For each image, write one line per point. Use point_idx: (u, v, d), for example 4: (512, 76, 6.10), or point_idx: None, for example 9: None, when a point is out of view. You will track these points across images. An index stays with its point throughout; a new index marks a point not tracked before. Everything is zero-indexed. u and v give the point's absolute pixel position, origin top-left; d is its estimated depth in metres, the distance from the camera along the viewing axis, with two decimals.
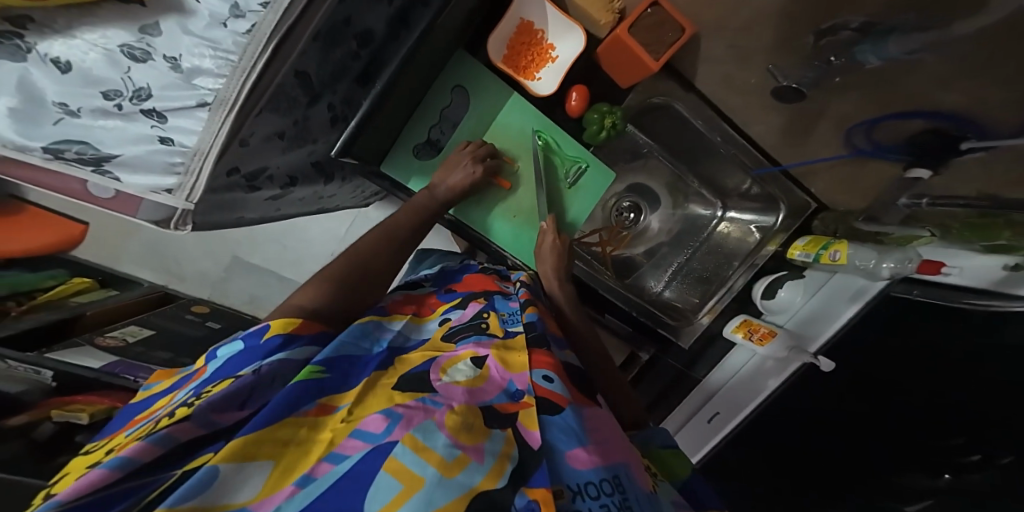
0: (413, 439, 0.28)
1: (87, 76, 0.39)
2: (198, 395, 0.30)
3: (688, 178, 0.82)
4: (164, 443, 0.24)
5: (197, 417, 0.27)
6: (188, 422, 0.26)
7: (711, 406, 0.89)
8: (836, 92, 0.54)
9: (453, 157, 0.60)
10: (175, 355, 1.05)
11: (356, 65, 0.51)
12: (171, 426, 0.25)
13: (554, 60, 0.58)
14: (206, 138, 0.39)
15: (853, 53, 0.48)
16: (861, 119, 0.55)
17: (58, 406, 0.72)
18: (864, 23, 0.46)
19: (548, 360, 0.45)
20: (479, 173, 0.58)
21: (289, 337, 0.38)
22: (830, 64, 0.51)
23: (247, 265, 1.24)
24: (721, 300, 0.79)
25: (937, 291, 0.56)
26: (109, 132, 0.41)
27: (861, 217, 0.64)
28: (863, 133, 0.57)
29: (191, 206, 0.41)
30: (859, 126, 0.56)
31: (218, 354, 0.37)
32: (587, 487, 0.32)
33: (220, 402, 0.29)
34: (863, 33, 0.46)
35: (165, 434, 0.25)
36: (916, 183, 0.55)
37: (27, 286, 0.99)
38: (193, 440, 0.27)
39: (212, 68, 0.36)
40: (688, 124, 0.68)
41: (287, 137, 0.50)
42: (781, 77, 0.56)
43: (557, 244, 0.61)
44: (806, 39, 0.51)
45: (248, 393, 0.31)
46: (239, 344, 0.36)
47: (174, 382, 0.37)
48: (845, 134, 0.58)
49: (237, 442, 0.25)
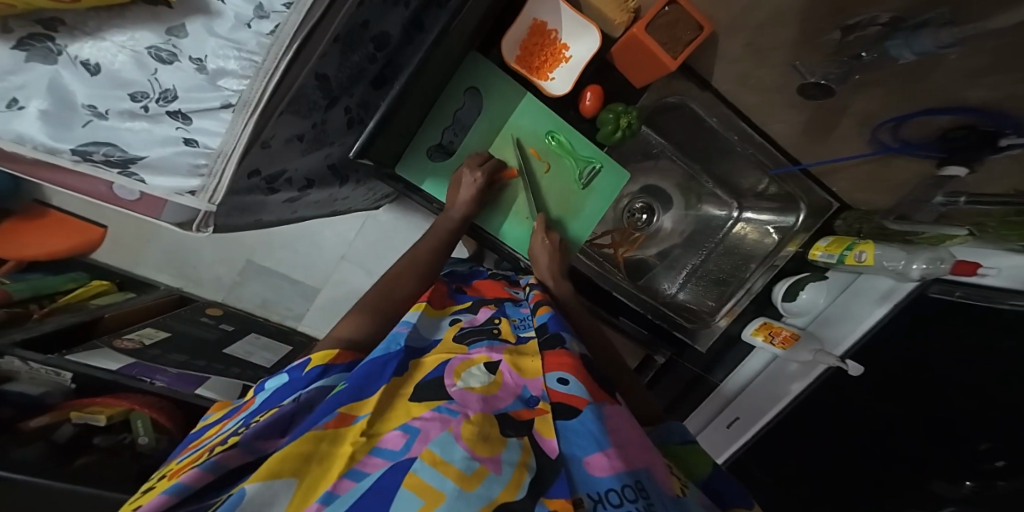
0: (432, 454, 0.29)
1: (115, 77, 0.39)
2: (247, 425, 0.33)
3: (702, 178, 0.81)
4: (214, 470, 0.27)
5: (243, 444, 0.29)
6: (235, 449, 0.29)
7: (730, 411, 0.90)
8: (858, 91, 0.52)
9: (456, 177, 0.61)
10: (191, 358, 0.98)
11: (373, 67, 0.51)
12: (222, 453, 0.28)
13: (568, 60, 0.58)
14: (229, 140, 0.39)
15: (886, 47, 0.46)
16: (886, 117, 0.54)
17: (77, 407, 0.78)
18: (893, 18, 0.43)
19: (563, 361, 0.45)
20: (479, 181, 0.58)
21: (327, 367, 0.40)
22: (858, 60, 0.49)
23: (260, 268, 1.25)
24: (739, 302, 0.79)
25: (977, 291, 0.53)
26: (136, 134, 0.42)
27: (892, 216, 0.65)
28: (890, 130, 0.55)
29: (214, 208, 0.42)
30: (885, 124, 0.55)
31: (266, 386, 0.40)
32: (609, 494, 0.31)
33: (263, 430, 0.31)
34: (892, 29, 0.44)
35: (214, 462, 0.27)
36: (952, 181, 0.54)
37: (50, 289, 1.04)
38: (239, 467, 0.29)
39: (237, 69, 0.37)
40: (703, 122, 0.67)
41: (306, 139, 0.51)
42: (808, 73, 0.54)
43: (547, 243, 0.60)
44: (831, 34, 0.48)
45: (289, 420, 0.34)
46: (286, 375, 0.40)
47: (225, 412, 0.41)
48: (870, 131, 0.57)
49: (268, 462, 0.26)
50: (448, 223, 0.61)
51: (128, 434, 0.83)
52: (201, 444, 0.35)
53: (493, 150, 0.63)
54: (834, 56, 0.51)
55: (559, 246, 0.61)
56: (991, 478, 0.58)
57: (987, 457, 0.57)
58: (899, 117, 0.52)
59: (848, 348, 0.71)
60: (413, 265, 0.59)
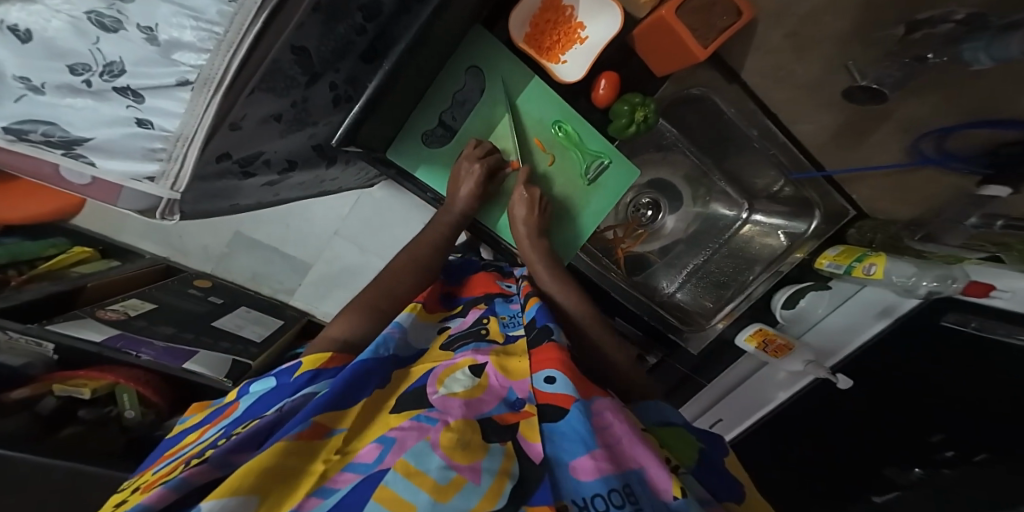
0: (405, 464, 0.27)
1: (50, 46, 0.33)
2: (227, 436, 0.31)
3: (714, 174, 0.78)
4: (180, 489, 0.24)
5: (213, 459, 0.27)
6: (206, 465, 0.26)
7: (714, 415, 0.98)
8: (913, 95, 0.49)
9: (453, 170, 0.56)
10: (180, 330, 0.94)
11: (361, 40, 0.44)
12: (189, 470, 0.25)
13: (583, 41, 0.52)
14: (189, 122, 0.34)
15: (959, 50, 0.41)
16: (935, 126, 0.50)
17: (61, 380, 0.75)
18: (971, 15, 0.40)
19: (553, 356, 0.42)
20: (478, 172, 0.54)
21: (318, 371, 0.38)
22: (922, 62, 0.45)
23: (249, 241, 1.21)
24: (738, 307, 0.77)
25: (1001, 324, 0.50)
26: (78, 112, 0.37)
27: (918, 236, 0.61)
28: (935, 140, 0.52)
29: (176, 196, 0.38)
30: (932, 134, 0.51)
31: (252, 390, 0.38)
32: (595, 500, 0.29)
33: (240, 442, 0.29)
34: (969, 28, 0.40)
35: (182, 479, 0.25)
36: (992, 201, 0.52)
37: (29, 255, 1.00)
38: (211, 482, 0.27)
39: (194, 41, 0.29)
40: (722, 115, 0.62)
41: (285, 119, 0.46)
42: (860, 75, 0.50)
43: (525, 197, 0.56)
44: (894, 30, 0.46)
45: (268, 431, 0.31)
46: (272, 380, 0.38)
47: (206, 416, 0.39)
48: (912, 139, 0.53)
49: (232, 478, 0.24)
50: (448, 217, 0.57)
51: (114, 407, 0.79)
52: (176, 455, 0.32)
53: (493, 140, 0.58)
54: (896, 55, 0.46)
55: (539, 201, 0.57)
56: (939, 467, 0.63)
57: (940, 447, 0.63)
58: (947, 128, 0.49)
59: (839, 361, 0.74)
60: (403, 258, 0.56)
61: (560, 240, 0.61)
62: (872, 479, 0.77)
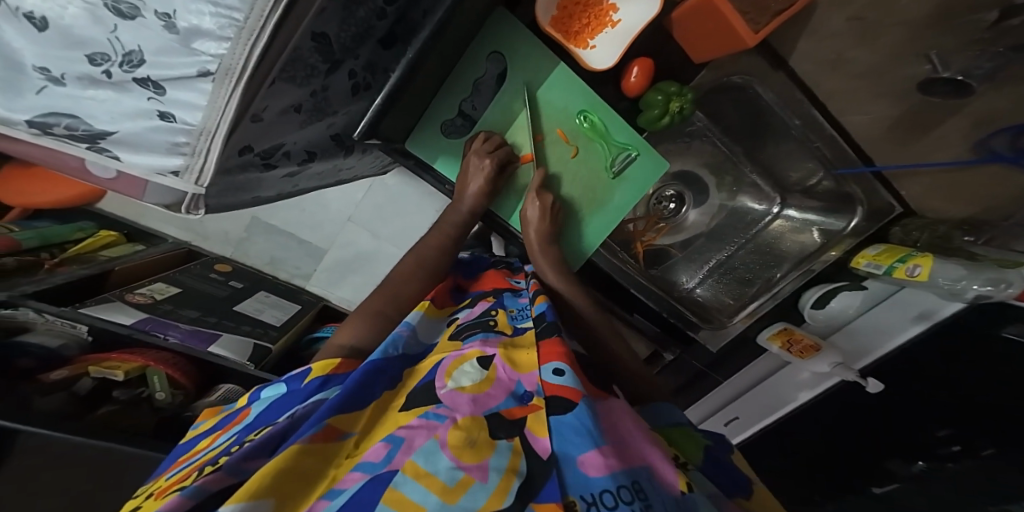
0: (414, 466, 0.27)
1: (68, 35, 0.32)
2: (241, 442, 0.31)
3: (745, 165, 0.74)
4: (196, 495, 0.24)
5: (228, 466, 0.27)
6: (220, 473, 0.26)
7: (732, 413, 0.95)
8: (998, 87, 0.46)
9: (461, 163, 0.54)
10: (202, 315, 0.92)
11: (381, 24, 0.42)
12: (205, 477, 0.25)
13: (614, 24, 0.49)
14: (211, 115, 0.32)
15: None
16: (1008, 123, 0.48)
17: (97, 361, 0.75)
18: None
19: (560, 350, 0.41)
20: (487, 168, 0.52)
21: (327, 378, 0.37)
22: (1020, 52, 0.43)
23: (269, 227, 1.23)
24: (762, 305, 0.73)
25: None
26: (100, 104, 0.37)
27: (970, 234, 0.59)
28: (1008, 137, 0.50)
29: (202, 191, 0.36)
30: (1003, 131, 0.49)
31: (263, 396, 0.38)
32: (603, 496, 0.28)
33: (253, 449, 0.28)
34: None
35: (198, 486, 0.25)
36: None
37: (59, 239, 1.03)
38: (226, 490, 0.27)
39: (214, 29, 0.27)
40: (765, 107, 0.59)
41: (304, 110, 0.44)
42: (940, 65, 0.47)
43: (537, 205, 0.54)
44: (984, 15, 0.43)
45: (281, 438, 0.31)
46: (283, 386, 0.37)
47: (217, 421, 0.40)
48: (983, 136, 0.51)
49: (255, 479, 0.24)
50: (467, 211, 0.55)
51: (145, 388, 0.79)
52: (191, 460, 0.32)
53: (508, 136, 0.56)
54: (987, 43, 0.44)
55: (551, 209, 0.54)
56: (943, 461, 0.64)
57: (947, 443, 0.63)
58: (1018, 125, 0.48)
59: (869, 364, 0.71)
60: (421, 252, 0.55)
61: (574, 245, 0.59)
62: (871, 470, 0.78)
